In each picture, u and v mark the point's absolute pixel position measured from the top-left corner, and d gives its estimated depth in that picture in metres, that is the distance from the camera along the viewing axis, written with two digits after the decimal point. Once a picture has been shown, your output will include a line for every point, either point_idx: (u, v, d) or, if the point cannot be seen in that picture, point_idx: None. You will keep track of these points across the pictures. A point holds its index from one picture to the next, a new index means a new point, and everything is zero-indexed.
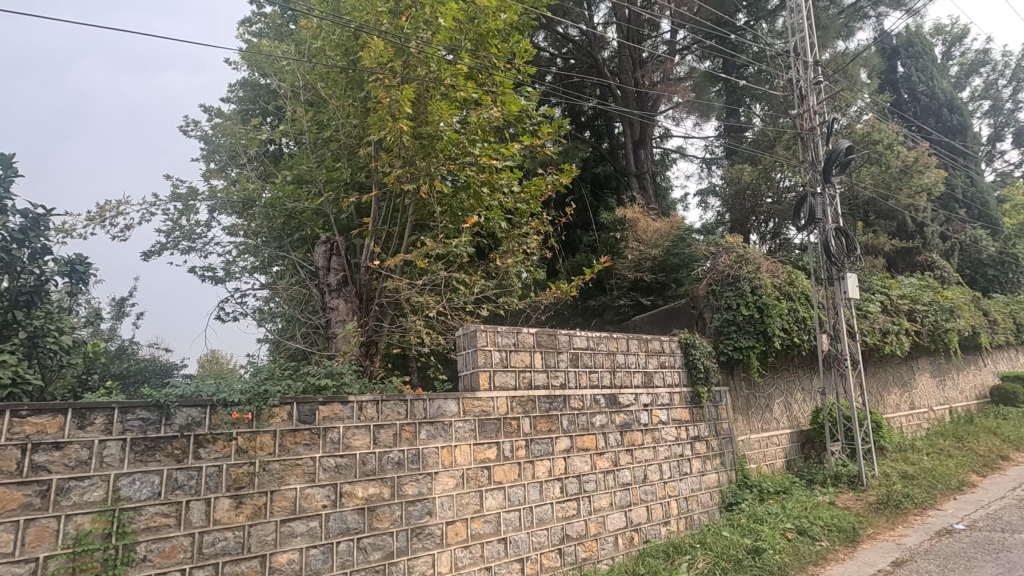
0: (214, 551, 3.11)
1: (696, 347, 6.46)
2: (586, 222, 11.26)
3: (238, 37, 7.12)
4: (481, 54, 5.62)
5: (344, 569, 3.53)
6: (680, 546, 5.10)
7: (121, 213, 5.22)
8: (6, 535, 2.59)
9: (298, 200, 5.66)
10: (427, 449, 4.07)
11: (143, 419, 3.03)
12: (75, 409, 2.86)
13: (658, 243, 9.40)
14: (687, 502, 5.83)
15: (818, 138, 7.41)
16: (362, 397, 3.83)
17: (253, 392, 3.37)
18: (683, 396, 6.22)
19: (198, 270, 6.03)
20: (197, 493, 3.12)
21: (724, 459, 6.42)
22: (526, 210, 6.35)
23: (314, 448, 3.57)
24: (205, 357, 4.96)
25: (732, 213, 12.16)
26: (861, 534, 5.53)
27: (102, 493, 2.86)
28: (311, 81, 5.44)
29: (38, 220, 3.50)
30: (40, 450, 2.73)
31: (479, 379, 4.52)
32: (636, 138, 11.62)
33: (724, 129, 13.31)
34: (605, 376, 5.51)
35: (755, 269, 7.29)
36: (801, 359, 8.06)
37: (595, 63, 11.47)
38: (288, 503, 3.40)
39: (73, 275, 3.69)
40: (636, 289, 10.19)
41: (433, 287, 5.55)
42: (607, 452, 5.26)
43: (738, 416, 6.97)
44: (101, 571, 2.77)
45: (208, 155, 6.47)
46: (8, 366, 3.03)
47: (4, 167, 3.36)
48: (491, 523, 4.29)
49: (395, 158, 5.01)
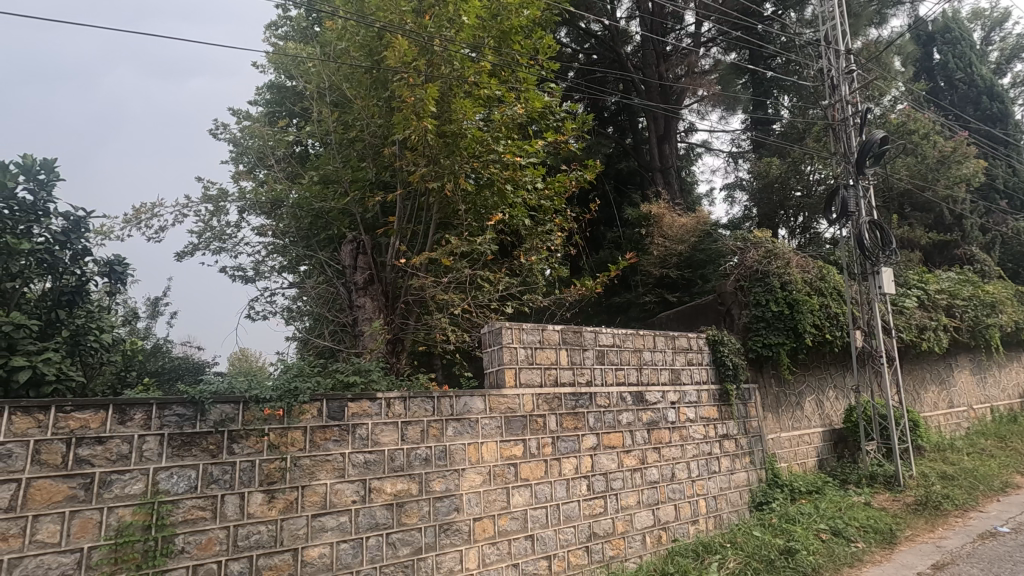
0: (248, 544, 3.19)
1: (724, 344, 6.35)
2: (610, 218, 11.16)
3: (265, 40, 7.26)
4: (504, 51, 5.57)
5: (373, 564, 3.57)
6: (709, 546, 5.03)
7: (155, 214, 5.38)
8: (53, 526, 2.70)
9: (325, 200, 5.72)
10: (454, 446, 4.09)
11: (179, 415, 3.12)
12: (116, 405, 2.94)
13: (684, 239, 9.29)
14: (715, 501, 5.74)
15: (851, 128, 7.16)
16: (389, 394, 3.86)
17: (285, 389, 3.46)
18: (711, 394, 6.12)
19: (228, 269, 6.19)
20: (232, 487, 3.19)
21: (753, 458, 6.31)
22: (550, 206, 6.34)
23: (343, 444, 3.62)
24: (236, 356, 5.05)
25: (760, 208, 11.93)
26: (899, 536, 5.38)
27: (142, 487, 2.95)
28: (336, 82, 5.49)
29: (79, 222, 3.60)
30: (83, 444, 2.83)
31: (505, 376, 4.52)
32: (660, 133, 11.50)
33: (750, 122, 13.12)
34: (631, 374, 5.46)
35: (785, 264, 7.12)
36: (833, 356, 7.87)
37: (618, 58, 11.31)
38: (319, 498, 3.46)
39: (112, 275, 3.81)
40: (661, 285, 10.10)
41: (459, 285, 5.61)
42: (633, 450, 5.21)
43: (767, 414, 6.85)
44: (141, 562, 2.85)
45: (237, 157, 6.63)
46: (53, 363, 3.12)
47: (47, 171, 3.47)
48: (518, 520, 4.29)
49: (419, 156, 5.05)
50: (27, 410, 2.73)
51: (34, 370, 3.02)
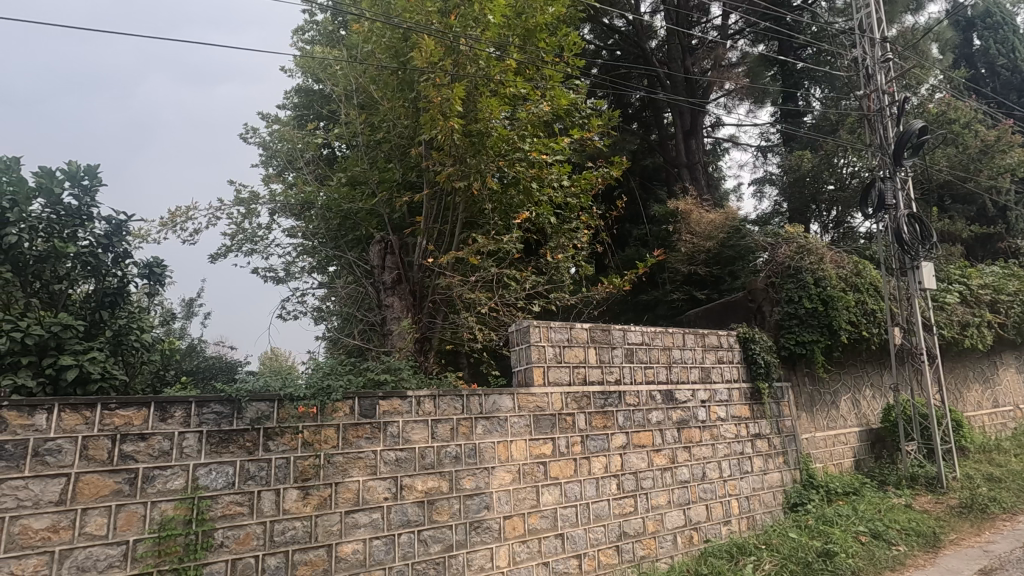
0: (284, 540, 3.25)
1: (755, 342, 6.22)
2: (635, 215, 11.04)
3: (292, 45, 7.40)
4: (530, 48, 5.55)
5: (406, 561, 3.61)
6: (744, 547, 4.95)
7: (190, 217, 5.53)
8: (100, 519, 2.80)
9: (354, 201, 5.80)
10: (484, 444, 4.11)
11: (218, 412, 3.21)
12: (157, 402, 3.04)
13: (713, 235, 9.13)
14: (748, 501, 5.64)
15: (887, 119, 6.95)
16: (420, 393, 3.90)
17: (318, 387, 3.52)
18: (743, 392, 6.02)
19: (260, 270, 6.33)
20: (268, 483, 3.27)
21: (787, 458, 6.18)
22: (576, 204, 6.31)
23: (375, 441, 3.66)
24: (268, 355, 5.16)
25: (791, 203, 11.72)
26: (943, 539, 5.20)
27: (183, 482, 3.03)
28: (363, 84, 5.54)
29: (120, 226, 3.71)
30: (128, 440, 2.93)
31: (534, 375, 4.52)
32: (686, 128, 11.38)
33: (780, 115, 12.83)
34: (660, 372, 5.40)
35: (819, 259, 6.92)
36: (869, 354, 7.66)
37: (643, 53, 11.17)
38: (352, 495, 3.51)
39: (151, 277, 3.92)
40: (689, 283, 9.96)
41: (486, 284, 5.64)
42: (664, 449, 5.15)
43: (801, 414, 6.70)
44: (183, 555, 2.94)
45: (268, 160, 6.77)
46: (98, 362, 3.22)
47: (90, 177, 3.59)
48: (548, 519, 4.28)
49: (446, 156, 5.07)
50: (76, 407, 2.83)
51: (80, 369, 3.12)
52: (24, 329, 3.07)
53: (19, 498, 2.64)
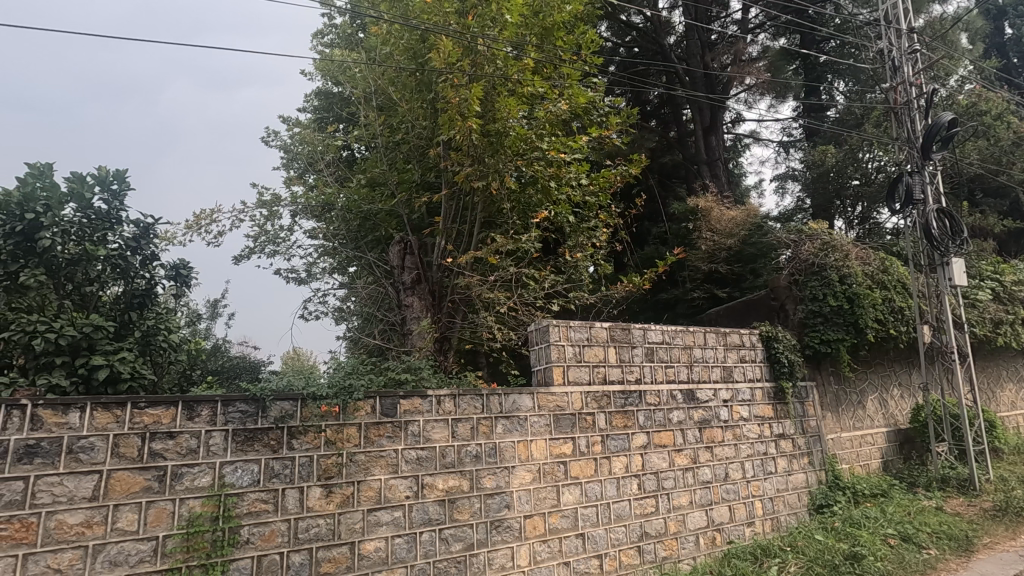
0: (308, 537, 3.29)
1: (778, 341, 6.12)
2: (654, 213, 10.93)
3: (312, 49, 7.50)
4: (547, 47, 5.54)
5: (427, 559, 3.63)
6: (768, 549, 4.87)
7: (214, 220, 5.64)
8: (131, 515, 2.87)
9: (373, 202, 5.86)
10: (504, 443, 4.12)
11: (243, 411, 3.27)
12: (185, 401, 3.10)
13: (734, 232, 9.00)
14: (772, 502, 5.55)
15: (915, 112, 6.78)
16: (440, 392, 3.92)
17: (340, 386, 3.55)
18: (766, 392, 5.93)
19: (283, 271, 6.43)
20: (292, 481, 3.31)
21: (812, 458, 6.07)
22: (595, 202, 6.28)
23: (396, 440, 3.69)
24: (289, 355, 5.24)
25: (814, 199, 11.52)
26: (976, 543, 5.05)
27: (209, 480, 3.09)
28: (382, 86, 5.58)
29: (148, 228, 3.80)
30: (157, 438, 3.00)
31: (553, 374, 4.51)
32: (706, 125, 11.25)
33: (802, 109, 12.62)
34: (682, 371, 5.34)
35: (844, 256, 6.78)
36: (897, 353, 7.48)
37: (661, 49, 11.07)
38: (374, 493, 3.54)
39: (177, 279, 4.01)
40: (710, 281, 9.83)
41: (505, 283, 5.65)
42: (685, 449, 5.10)
43: (826, 414, 6.58)
44: (210, 551, 3.00)
45: (289, 163, 6.87)
46: (127, 362, 3.30)
47: (119, 182, 3.68)
48: (569, 519, 4.27)
49: (464, 156, 5.09)
50: (107, 406, 2.91)
51: (111, 369, 3.20)
52: (58, 330, 3.16)
53: (55, 493, 2.72)
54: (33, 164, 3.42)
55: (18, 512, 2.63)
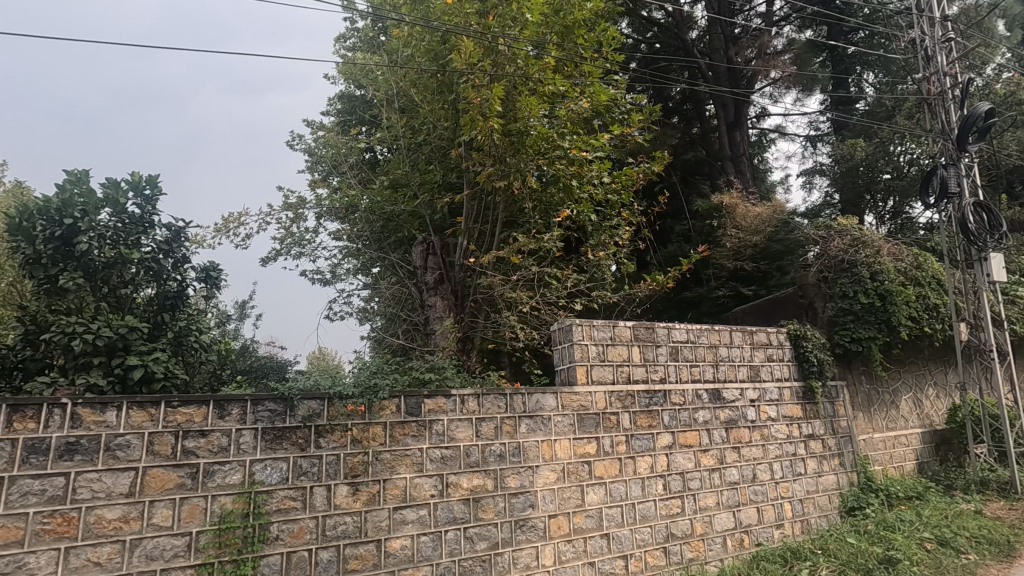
0: (336, 534, 3.34)
1: (807, 339, 5.99)
2: (678, 210, 10.76)
3: (335, 53, 7.61)
4: (568, 45, 5.54)
5: (453, 557, 3.65)
6: (798, 552, 4.78)
7: (242, 223, 5.76)
8: (165, 510, 2.95)
9: (396, 203, 5.91)
10: (528, 442, 4.12)
11: (271, 410, 3.33)
12: (216, 400, 3.17)
13: (760, 229, 8.83)
14: (802, 504, 5.44)
15: (950, 102, 6.56)
16: (464, 391, 3.94)
17: (365, 386, 3.58)
18: (794, 392, 5.82)
19: (308, 273, 6.54)
20: (320, 479, 3.36)
21: (844, 460, 5.93)
22: (617, 200, 6.23)
23: (421, 440, 3.72)
24: (315, 354, 5.32)
25: (843, 194, 11.26)
26: (1019, 549, 4.85)
27: (240, 477, 3.16)
28: (403, 88, 5.62)
29: (179, 232, 3.89)
30: (189, 436, 3.07)
31: (577, 373, 4.49)
32: (730, 120, 11.09)
33: (830, 102, 12.34)
34: (707, 371, 5.27)
35: (875, 252, 6.59)
36: (932, 351, 7.27)
37: (684, 45, 10.92)
38: (399, 492, 3.57)
39: (208, 281, 4.11)
40: (735, 279, 9.69)
41: (528, 283, 5.65)
42: (711, 449, 5.03)
43: (858, 414, 6.42)
44: (242, 547, 3.06)
45: (314, 166, 6.97)
46: (161, 362, 3.39)
47: (152, 187, 3.79)
48: (593, 519, 4.25)
49: (486, 156, 5.10)
50: (142, 405, 2.99)
51: (145, 369, 3.29)
52: (95, 331, 3.26)
53: (94, 489, 2.82)
54: (71, 170, 3.54)
55: (60, 507, 2.73)
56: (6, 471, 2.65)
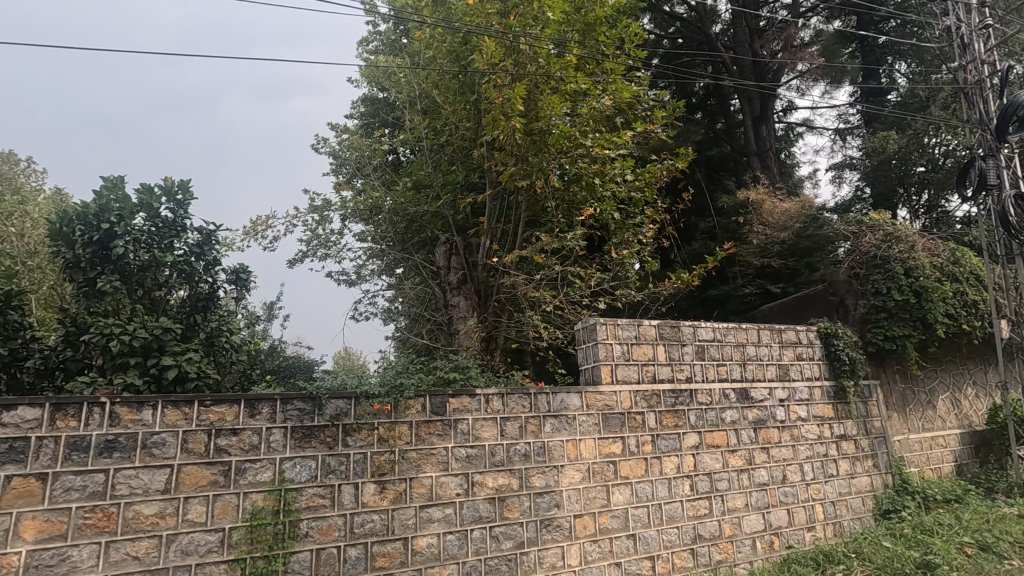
0: (364, 532, 3.38)
1: (838, 337, 5.84)
2: (703, 207, 10.56)
3: (358, 56, 7.71)
4: (589, 43, 5.53)
5: (478, 556, 3.67)
6: (831, 555, 4.67)
7: (269, 226, 5.87)
8: (200, 507, 3.03)
9: (419, 205, 5.98)
10: (553, 442, 4.11)
11: (300, 409, 3.39)
12: (247, 400, 3.24)
13: (788, 225, 8.64)
14: (834, 507, 5.31)
15: (988, 91, 6.33)
16: (488, 391, 3.95)
17: (391, 385, 3.61)
18: (825, 391, 5.68)
19: (334, 274, 6.63)
20: (347, 477, 3.41)
21: (878, 461, 5.77)
22: (641, 198, 6.18)
23: (447, 438, 3.74)
24: (341, 354, 5.38)
25: (875, 188, 10.98)
26: None
27: (271, 475, 3.23)
28: (426, 89, 5.65)
29: (210, 235, 3.99)
30: (222, 435, 3.15)
31: (602, 373, 4.46)
32: (755, 115, 10.89)
33: (860, 94, 12.02)
34: (734, 370, 5.18)
35: (910, 247, 6.39)
36: (971, 349, 7.03)
37: (707, 39, 10.76)
38: (425, 490, 3.60)
39: (238, 283, 4.20)
40: (762, 276, 9.52)
41: (551, 282, 5.65)
42: (739, 450, 4.95)
43: (892, 414, 6.24)
44: (273, 543, 3.13)
45: (338, 169, 7.06)
46: (194, 362, 3.48)
47: (183, 192, 3.89)
48: (619, 519, 4.22)
49: (508, 156, 5.10)
50: (176, 404, 3.08)
51: (179, 369, 3.38)
52: (131, 332, 3.36)
53: (132, 486, 2.91)
54: (107, 177, 3.66)
55: (100, 502, 2.82)
56: (49, 467, 2.75)
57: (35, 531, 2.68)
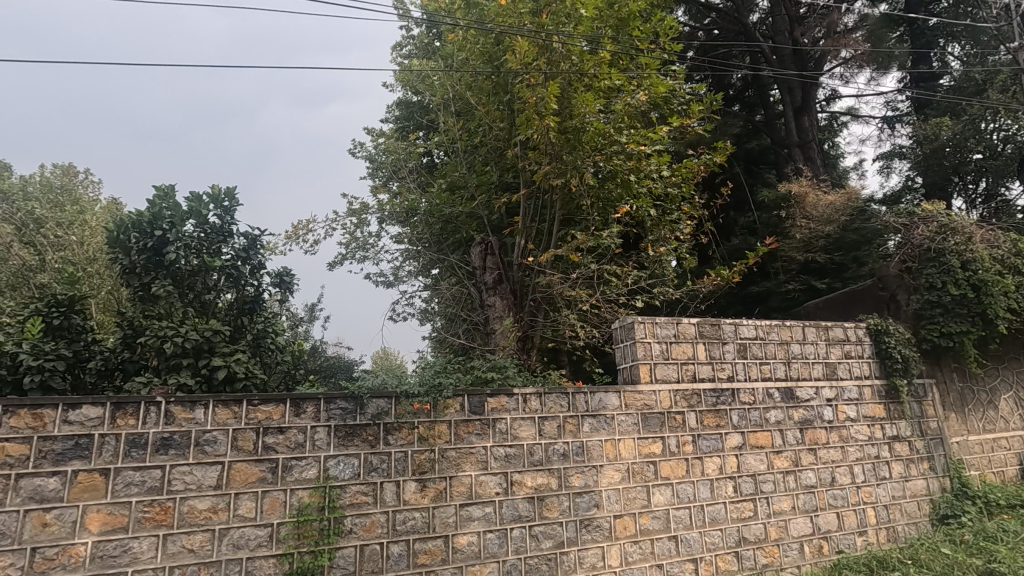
0: (406, 529, 3.44)
1: (890, 334, 5.60)
2: (742, 202, 10.31)
3: (392, 61, 7.84)
4: (623, 38, 5.47)
5: (518, 555, 3.68)
6: (885, 561, 4.47)
7: (310, 230, 6.03)
8: (250, 503, 3.13)
9: (454, 206, 6.03)
10: (591, 442, 4.09)
11: (343, 408, 3.46)
12: (292, 399, 3.35)
13: (832, 218, 8.17)
14: (887, 511, 5.10)
15: None
16: (526, 390, 3.96)
17: (430, 385, 3.66)
18: (876, 390, 5.46)
19: (372, 275, 6.76)
20: (389, 475, 3.47)
21: (934, 463, 5.51)
22: (678, 194, 6.07)
23: (485, 437, 3.76)
24: (379, 354, 5.48)
25: (928, 178, 10.47)
26: None
27: (316, 473, 3.31)
28: (460, 91, 5.69)
29: (256, 240, 4.13)
30: (269, 433, 3.25)
31: (640, 371, 4.41)
32: (797, 105, 10.54)
33: (909, 79, 11.49)
34: (779, 368, 5.03)
35: (968, 239, 6.05)
36: None
37: (744, 29, 10.47)
38: (465, 489, 3.63)
39: (282, 285, 4.33)
40: (805, 271, 9.23)
41: (587, 281, 5.61)
42: (785, 450, 4.81)
43: (950, 414, 5.94)
44: (318, 539, 3.21)
45: (375, 172, 7.20)
46: (242, 363, 3.60)
47: (230, 199, 4.03)
48: (660, 520, 4.16)
49: (543, 155, 5.08)
50: (226, 403, 3.20)
51: (228, 369, 3.50)
52: (184, 334, 3.51)
53: (187, 482, 3.03)
54: (159, 186, 3.83)
55: (158, 497, 2.96)
56: (111, 463, 2.90)
57: (100, 523, 2.83)
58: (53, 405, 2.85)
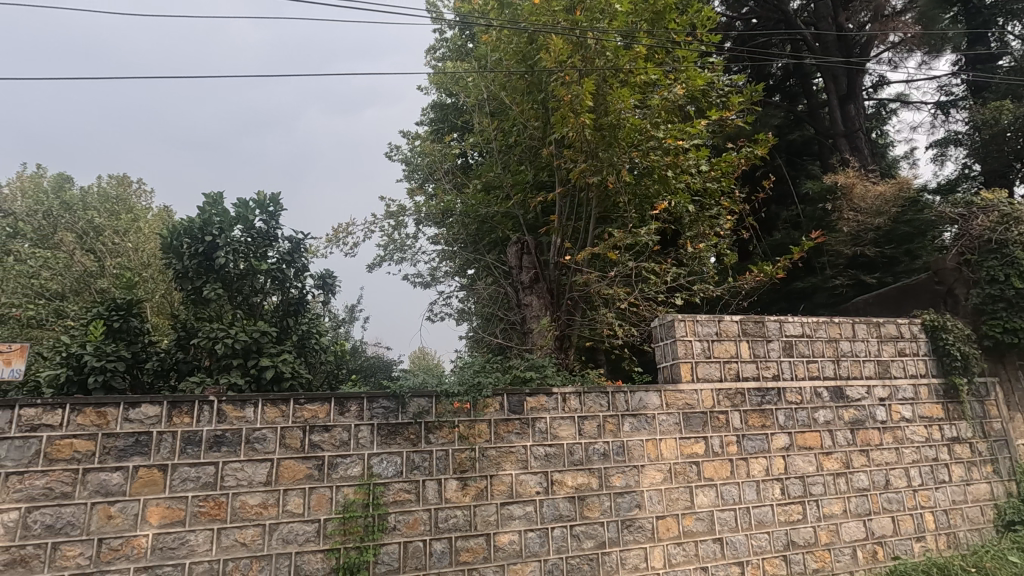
0: (447, 527, 3.48)
1: (948, 331, 5.31)
2: (784, 195, 10.02)
3: (426, 64, 7.93)
4: (659, 31, 5.38)
5: (560, 555, 3.67)
6: (945, 569, 4.27)
7: (350, 233, 6.16)
8: (298, 499, 3.23)
9: (489, 206, 5.96)
10: (632, 442, 4.04)
11: (385, 407, 3.53)
12: (337, 398, 3.43)
13: (883, 209, 7.83)
14: (947, 515, 4.86)
15: None
16: (565, 389, 3.95)
17: (469, 384, 3.69)
18: (932, 389, 5.21)
19: (410, 276, 6.85)
20: (431, 474, 3.52)
21: (998, 467, 5.21)
22: (717, 188, 5.93)
23: (524, 437, 3.77)
24: (417, 355, 5.63)
25: (986, 165, 9.92)
26: None
27: (360, 470, 3.38)
28: (494, 92, 5.70)
29: (299, 244, 4.26)
30: (315, 431, 3.35)
31: (681, 370, 4.33)
32: (842, 93, 10.14)
33: (964, 62, 10.91)
34: (827, 367, 4.86)
35: None
36: None
37: (785, 16, 10.13)
38: (505, 488, 3.65)
39: (324, 287, 4.45)
40: (854, 266, 8.87)
41: (625, 279, 5.54)
42: (835, 452, 4.64)
43: (1015, 414, 5.61)
44: (364, 535, 3.28)
45: (411, 174, 7.29)
46: (288, 362, 3.71)
47: (274, 205, 4.17)
48: (704, 521, 4.08)
49: (578, 153, 5.04)
50: (274, 402, 3.30)
51: (276, 369, 3.62)
52: (234, 335, 3.65)
53: (238, 478, 3.15)
54: (209, 194, 4.00)
55: (212, 492, 3.08)
56: (169, 459, 3.04)
57: (159, 516, 2.97)
58: (115, 404, 3.00)
